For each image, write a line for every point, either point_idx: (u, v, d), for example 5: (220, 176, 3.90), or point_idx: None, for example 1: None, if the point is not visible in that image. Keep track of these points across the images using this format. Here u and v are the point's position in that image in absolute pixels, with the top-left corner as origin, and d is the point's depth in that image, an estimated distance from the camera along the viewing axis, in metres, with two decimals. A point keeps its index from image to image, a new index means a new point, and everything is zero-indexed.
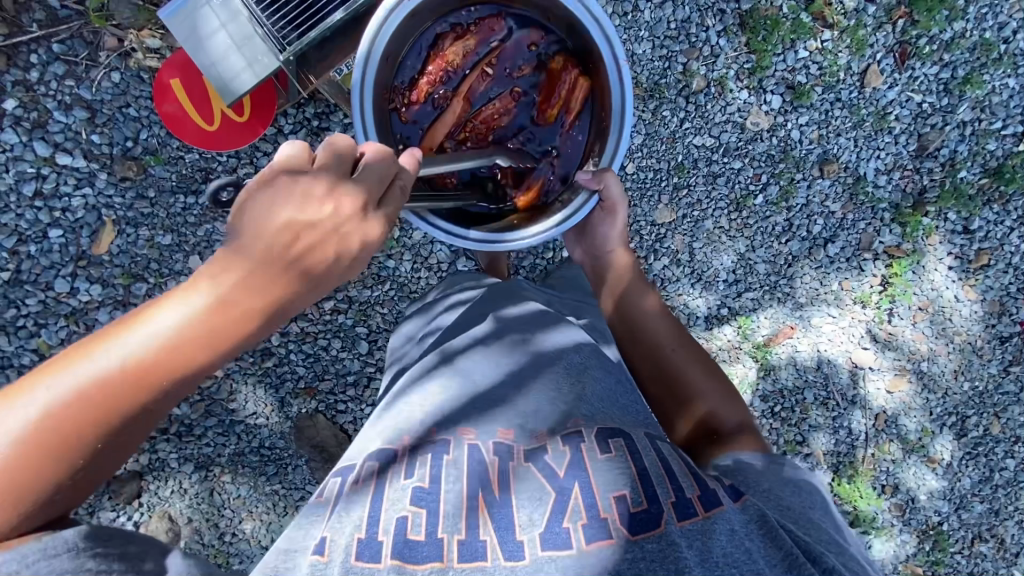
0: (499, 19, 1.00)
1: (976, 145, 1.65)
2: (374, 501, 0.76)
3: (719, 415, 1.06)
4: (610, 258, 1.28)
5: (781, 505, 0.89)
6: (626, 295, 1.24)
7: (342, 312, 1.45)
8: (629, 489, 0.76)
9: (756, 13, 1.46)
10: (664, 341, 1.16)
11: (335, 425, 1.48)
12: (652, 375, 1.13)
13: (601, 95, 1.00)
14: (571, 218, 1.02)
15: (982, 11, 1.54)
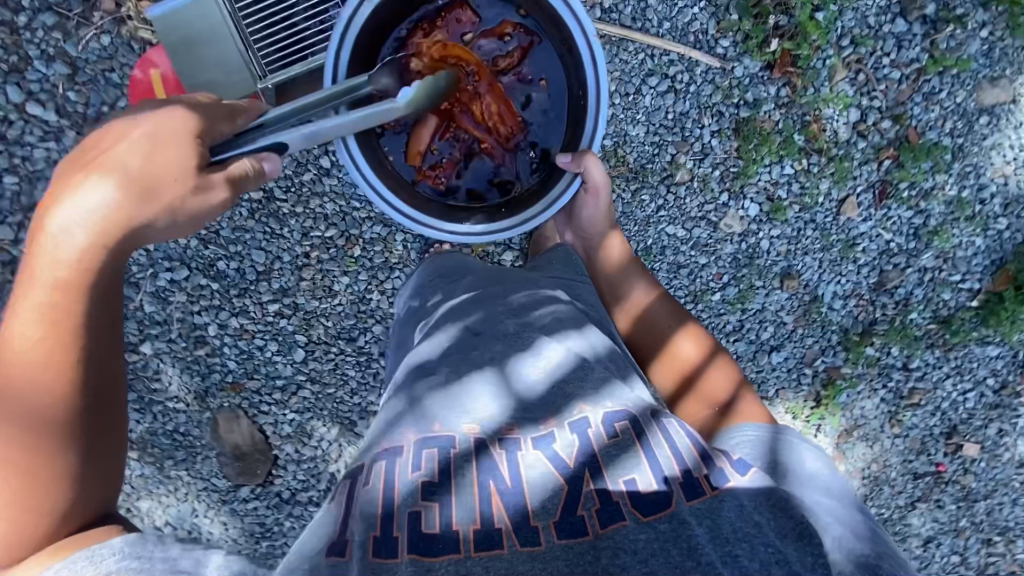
0: (465, 12, 1.10)
1: (932, 291, 1.69)
2: (383, 496, 0.74)
3: (709, 381, 1.21)
4: (603, 241, 1.37)
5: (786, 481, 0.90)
6: (621, 277, 1.36)
7: (285, 316, 1.45)
8: (638, 473, 0.76)
9: (751, 122, 1.48)
10: (655, 319, 1.30)
11: (255, 424, 1.49)
12: (651, 356, 1.28)
13: (575, 72, 1.08)
14: (558, 198, 1.10)
15: (965, 169, 1.58)
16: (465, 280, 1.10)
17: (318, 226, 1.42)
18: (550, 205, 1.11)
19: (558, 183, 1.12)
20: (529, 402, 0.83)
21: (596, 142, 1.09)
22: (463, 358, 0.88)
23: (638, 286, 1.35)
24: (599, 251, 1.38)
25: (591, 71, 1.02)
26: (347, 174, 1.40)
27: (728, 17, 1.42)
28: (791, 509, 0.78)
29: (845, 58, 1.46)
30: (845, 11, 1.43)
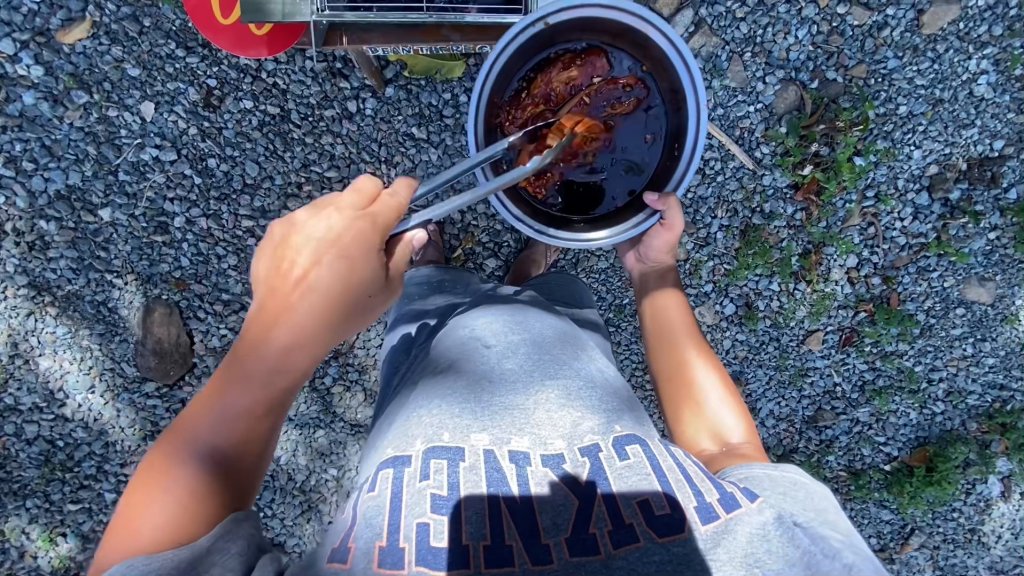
0: (600, 56, 0.97)
1: (855, 442, 1.76)
2: (391, 506, 0.73)
3: (726, 424, 1.01)
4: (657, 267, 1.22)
5: (834, 520, 0.78)
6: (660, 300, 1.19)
7: (254, 236, 1.41)
8: (651, 493, 0.75)
9: (760, 231, 1.52)
10: (687, 350, 1.11)
11: (184, 327, 1.45)
12: (672, 390, 1.08)
13: (678, 128, 0.98)
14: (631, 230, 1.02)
15: (926, 347, 1.66)
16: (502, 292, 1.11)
17: (320, 163, 1.39)
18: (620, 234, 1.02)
19: (634, 217, 1.03)
20: (532, 426, 0.81)
21: (680, 187, 0.99)
22: (483, 371, 0.87)
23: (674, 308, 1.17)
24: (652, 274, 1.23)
25: (692, 125, 0.94)
26: (369, 126, 1.38)
27: (777, 128, 1.44)
28: (837, 550, 0.74)
29: (863, 208, 1.51)
30: (880, 165, 1.47)
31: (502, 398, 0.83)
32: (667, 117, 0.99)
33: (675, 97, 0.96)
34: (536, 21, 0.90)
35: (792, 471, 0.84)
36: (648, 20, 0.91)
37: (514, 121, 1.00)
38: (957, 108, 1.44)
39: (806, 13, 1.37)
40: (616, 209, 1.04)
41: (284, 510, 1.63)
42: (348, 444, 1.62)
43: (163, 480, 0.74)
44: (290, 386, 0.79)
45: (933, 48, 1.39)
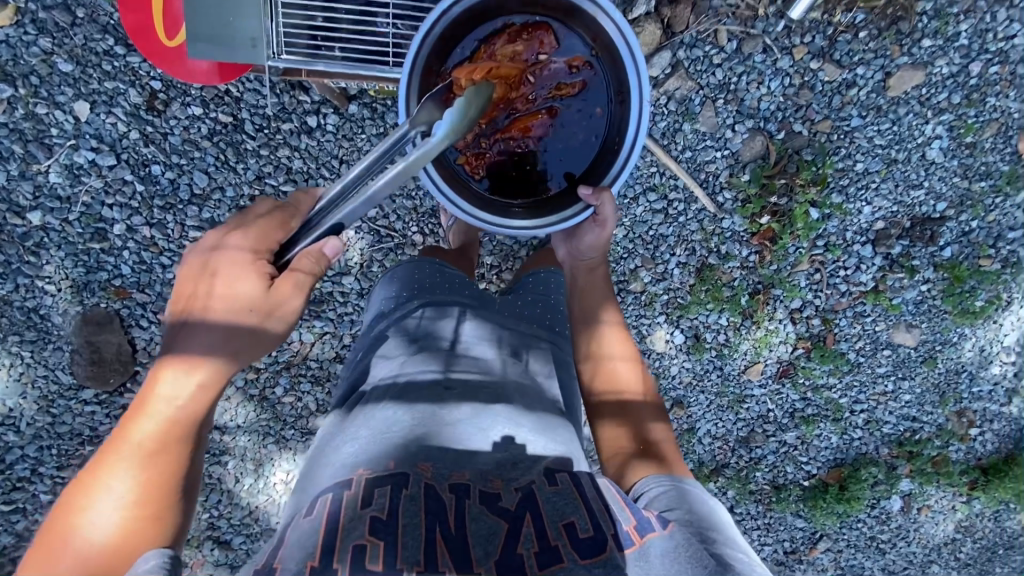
0: (548, 33, 0.91)
1: (781, 461, 1.89)
2: (328, 528, 0.75)
3: (648, 435, 1.06)
4: (591, 267, 1.14)
5: (716, 524, 0.89)
6: (596, 324, 1.14)
7: None
8: (576, 516, 0.79)
9: (714, 271, 1.57)
10: (622, 369, 1.11)
11: (126, 335, 1.39)
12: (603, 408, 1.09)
13: (620, 119, 0.92)
14: (564, 221, 0.95)
15: (852, 383, 1.78)
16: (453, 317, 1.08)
17: (276, 176, 1.32)
18: (551, 225, 0.94)
19: (570, 208, 0.95)
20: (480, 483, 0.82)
21: (617, 182, 0.94)
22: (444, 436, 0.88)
23: (634, 404, 1.09)
24: (585, 275, 1.14)
25: (635, 118, 0.89)
26: (330, 141, 1.31)
27: (741, 175, 1.46)
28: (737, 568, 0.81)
29: (813, 255, 1.57)
30: (832, 217, 1.52)
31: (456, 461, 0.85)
32: (611, 109, 0.94)
33: (619, 87, 0.91)
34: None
35: (699, 496, 0.92)
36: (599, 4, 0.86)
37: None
38: (909, 170, 1.49)
39: (781, 64, 1.37)
40: (551, 195, 0.97)
41: (230, 511, 1.64)
42: (298, 451, 1.62)
43: (80, 513, 0.79)
44: (193, 412, 0.82)
45: (895, 110, 1.42)
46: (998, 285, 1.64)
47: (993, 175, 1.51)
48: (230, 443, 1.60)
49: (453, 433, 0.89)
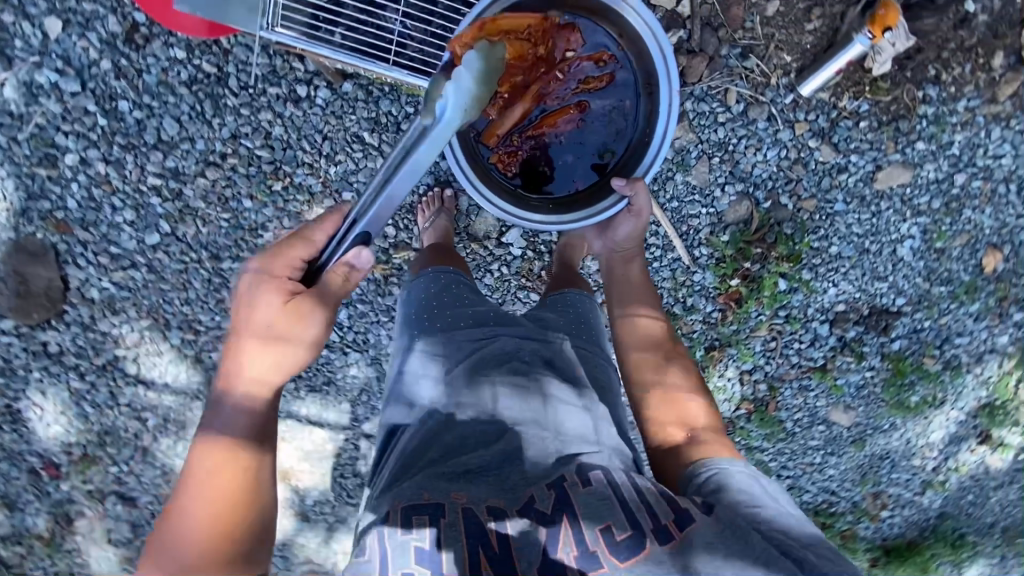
0: (574, 34, 1.05)
1: None
2: (377, 554, 0.73)
3: (695, 416, 1.00)
4: (631, 260, 1.20)
5: (785, 518, 0.79)
6: (635, 316, 1.15)
7: (159, 196, 1.29)
8: (613, 517, 0.77)
9: (676, 320, 1.58)
10: (662, 356, 1.10)
11: (59, 271, 1.34)
12: (647, 397, 1.06)
13: (649, 110, 1.10)
14: (599, 214, 1.10)
15: (783, 450, 1.83)
16: (472, 337, 1.02)
17: (252, 138, 1.26)
18: (591, 216, 1.10)
19: (603, 202, 1.11)
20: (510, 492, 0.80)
21: (648, 170, 1.09)
22: (474, 453, 0.86)
23: (679, 382, 1.06)
24: (621, 266, 1.20)
25: (665, 113, 1.04)
26: (316, 115, 1.26)
27: (720, 235, 1.47)
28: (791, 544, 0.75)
29: (772, 324, 1.60)
30: (798, 291, 1.55)
31: (485, 474, 0.83)
32: (638, 101, 1.12)
33: (647, 80, 1.09)
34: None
35: (748, 472, 0.86)
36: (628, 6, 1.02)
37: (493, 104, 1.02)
38: (878, 262, 1.53)
39: (781, 136, 1.38)
40: (585, 190, 1.15)
41: (142, 469, 1.55)
42: None
43: (175, 526, 0.86)
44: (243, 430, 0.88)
45: (877, 203, 1.46)
46: (934, 385, 1.71)
47: (953, 282, 1.57)
48: (154, 401, 1.49)
49: (483, 447, 0.86)
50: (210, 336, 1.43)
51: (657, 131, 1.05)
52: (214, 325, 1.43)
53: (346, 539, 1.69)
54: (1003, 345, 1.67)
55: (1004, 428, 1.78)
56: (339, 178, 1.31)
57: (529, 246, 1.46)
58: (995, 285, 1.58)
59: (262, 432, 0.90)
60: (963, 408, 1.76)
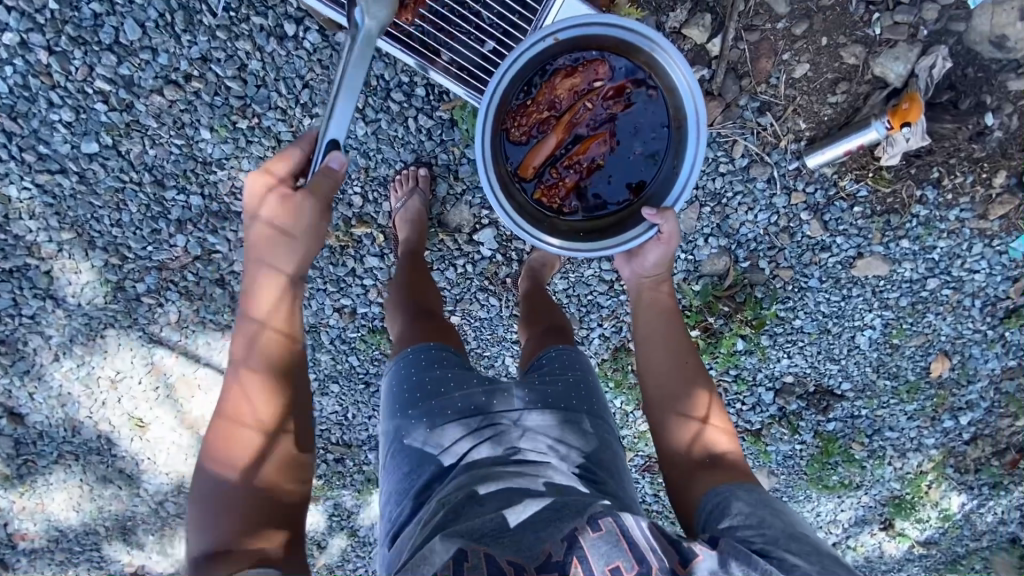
0: (605, 62, 0.88)
1: None
2: None
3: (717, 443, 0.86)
4: (659, 281, 0.98)
5: (796, 535, 0.70)
6: (656, 348, 0.95)
7: (104, 98, 1.23)
8: (622, 557, 0.62)
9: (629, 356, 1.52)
10: (684, 386, 0.91)
11: None
12: (665, 434, 0.88)
13: (677, 143, 0.88)
14: (623, 242, 0.88)
15: None
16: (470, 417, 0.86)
17: (224, 65, 1.22)
18: (612, 247, 0.88)
19: (633, 229, 0.89)
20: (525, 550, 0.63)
21: (681, 199, 0.86)
22: (475, 521, 0.68)
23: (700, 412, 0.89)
24: (650, 292, 0.98)
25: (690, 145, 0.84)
26: (298, 60, 1.22)
27: (692, 284, 1.45)
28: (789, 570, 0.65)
29: (720, 380, 1.59)
30: (752, 354, 1.54)
31: (492, 536, 0.65)
32: (668, 137, 0.90)
33: (676, 112, 0.87)
34: (547, 35, 0.83)
35: (756, 500, 0.75)
36: (653, 38, 0.83)
37: (521, 127, 0.92)
38: (835, 344, 1.53)
39: (776, 200, 1.35)
40: (621, 214, 0.91)
41: (36, 387, 1.45)
42: (136, 355, 1.44)
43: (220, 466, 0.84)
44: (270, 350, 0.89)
45: (849, 288, 1.45)
46: (856, 471, 1.73)
47: (899, 378, 1.59)
48: (61, 319, 1.38)
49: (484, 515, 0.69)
50: (138, 265, 1.35)
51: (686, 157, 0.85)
52: (144, 255, 1.35)
53: None
54: (928, 447, 1.70)
55: (907, 521, 1.80)
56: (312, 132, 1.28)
57: (500, 249, 1.38)
58: (935, 390, 1.61)
59: (285, 348, 0.89)
60: (875, 495, 1.78)
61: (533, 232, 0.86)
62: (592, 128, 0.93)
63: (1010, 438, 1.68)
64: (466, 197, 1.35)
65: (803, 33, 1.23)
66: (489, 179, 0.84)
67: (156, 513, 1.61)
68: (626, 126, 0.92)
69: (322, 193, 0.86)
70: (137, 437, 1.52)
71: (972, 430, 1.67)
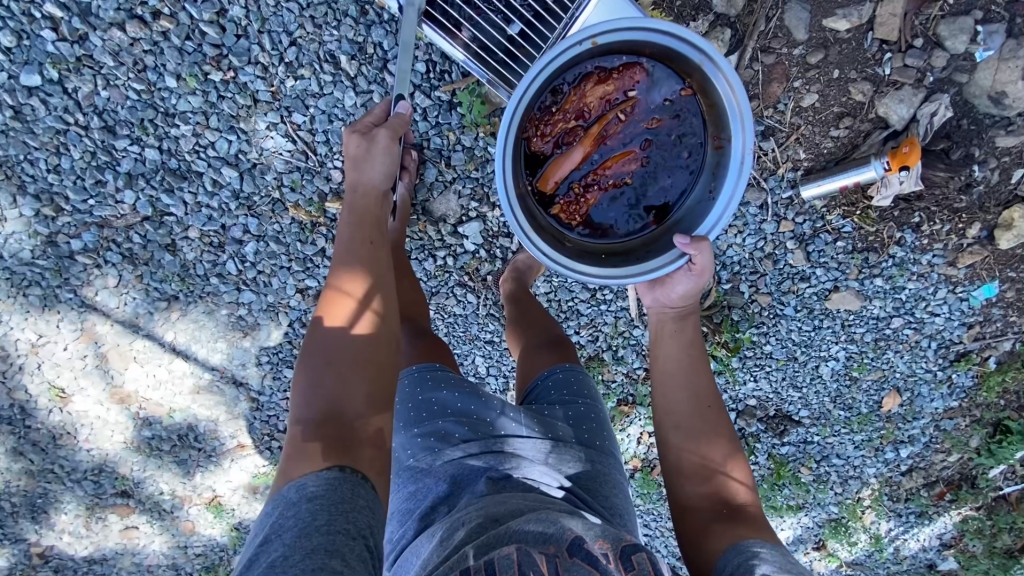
0: (640, 69, 0.84)
1: None
2: None
3: (733, 495, 0.84)
4: (684, 316, 0.93)
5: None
6: (674, 392, 0.90)
7: (55, 27, 1.09)
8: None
9: (601, 366, 1.49)
10: (700, 434, 0.88)
11: None
12: (679, 485, 0.86)
13: (715, 163, 0.85)
14: (655, 271, 0.83)
15: None
16: (475, 433, 0.85)
17: (201, 7, 1.09)
18: (643, 274, 0.83)
19: (662, 257, 0.84)
20: (554, 537, 0.63)
21: (715, 230, 0.82)
22: (506, 522, 0.68)
23: (717, 460, 0.86)
24: (674, 328, 0.93)
25: (735, 167, 0.80)
26: (287, 14, 1.11)
27: None
28: None
29: None
30: (720, 374, 1.55)
31: (521, 528, 0.65)
32: (704, 156, 0.86)
33: (716, 132, 0.84)
34: (586, 38, 0.77)
35: (779, 559, 0.72)
36: (705, 50, 0.78)
37: (545, 137, 0.87)
38: (800, 372, 1.56)
39: (764, 226, 1.36)
40: (646, 237, 0.88)
41: None
42: (62, 318, 1.28)
43: (307, 388, 0.73)
44: (364, 274, 0.81)
45: (821, 319, 1.47)
46: (801, 493, 1.74)
47: (852, 410, 1.62)
48: None
49: (511, 516, 0.69)
50: (76, 219, 1.21)
51: (724, 189, 0.81)
52: (83, 208, 1.20)
53: (175, 483, 1.48)
54: (868, 476, 1.71)
55: (840, 542, 1.81)
56: (294, 95, 1.16)
57: (485, 245, 1.32)
58: (883, 423, 1.63)
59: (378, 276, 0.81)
60: (814, 517, 1.78)
61: (558, 260, 0.80)
62: (622, 142, 0.88)
63: (940, 471, 1.68)
64: (456, 186, 1.27)
65: (817, 63, 1.23)
66: (508, 193, 0.77)
67: (70, 493, 1.45)
68: (658, 142, 0.88)
69: (397, 124, 0.91)
70: (56, 408, 1.36)
71: (909, 461, 1.67)
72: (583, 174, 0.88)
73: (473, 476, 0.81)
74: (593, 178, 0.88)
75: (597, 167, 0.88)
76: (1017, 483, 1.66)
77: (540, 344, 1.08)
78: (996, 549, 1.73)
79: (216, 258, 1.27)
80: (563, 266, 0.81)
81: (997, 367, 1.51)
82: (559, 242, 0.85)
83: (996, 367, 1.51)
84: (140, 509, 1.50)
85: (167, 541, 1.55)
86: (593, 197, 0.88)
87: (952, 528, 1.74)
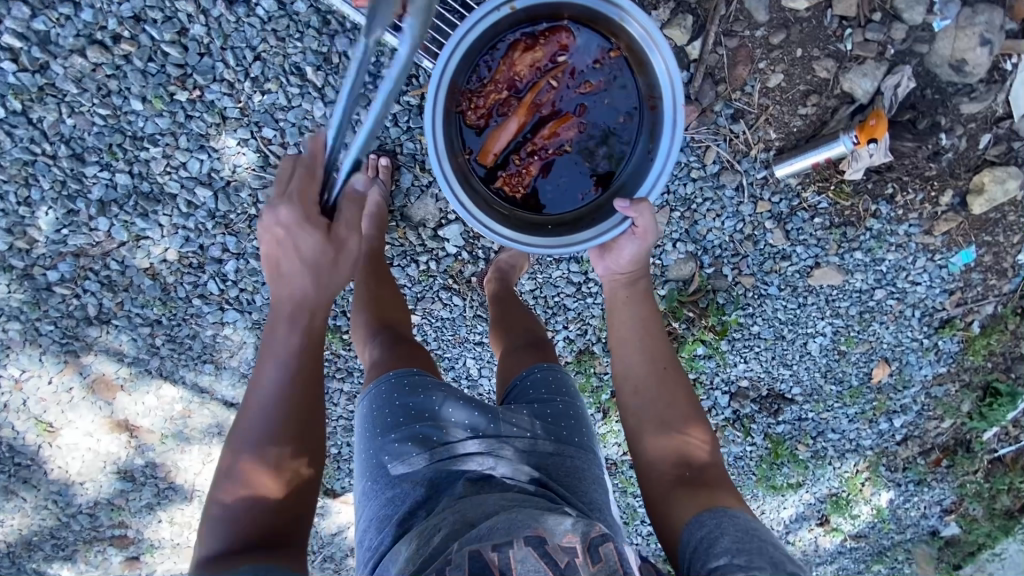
0: (569, 33, 0.85)
1: None
2: None
3: (694, 458, 0.83)
4: (636, 281, 0.92)
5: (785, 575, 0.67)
6: (631, 359, 0.90)
7: (15, 57, 1.08)
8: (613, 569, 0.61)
9: (592, 359, 1.49)
10: (659, 400, 0.87)
11: None
12: (643, 454, 0.85)
13: (652, 122, 0.85)
14: (595, 236, 0.85)
15: None
16: (447, 435, 0.85)
17: (161, 27, 1.09)
18: (585, 243, 0.85)
19: (603, 225, 0.86)
20: (513, 533, 0.65)
21: (654, 191, 0.83)
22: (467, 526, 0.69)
23: (677, 424, 0.86)
24: (627, 294, 0.92)
25: (667, 122, 0.81)
26: (249, 28, 1.11)
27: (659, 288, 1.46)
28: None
29: None
30: (711, 358, 1.56)
31: (481, 528, 0.66)
32: (641, 118, 0.87)
33: (648, 91, 0.85)
34: (502, 3, 0.79)
35: (736, 526, 0.73)
36: (621, 6, 0.80)
37: (478, 109, 0.88)
38: (789, 350, 1.57)
39: (742, 208, 1.37)
40: (591, 206, 0.89)
41: None
42: (44, 351, 1.26)
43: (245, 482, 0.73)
44: (299, 366, 0.75)
45: (805, 296, 1.48)
46: (801, 471, 1.75)
47: (844, 384, 1.63)
48: None
49: (476, 518, 0.70)
50: (50, 250, 1.19)
51: (661, 145, 0.82)
52: (57, 238, 1.19)
53: (173, 510, 1.46)
54: (864, 448, 1.72)
55: (842, 516, 1.82)
56: (262, 110, 1.16)
57: (467, 247, 1.31)
58: (875, 395, 1.64)
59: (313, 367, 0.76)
60: (816, 492, 1.78)
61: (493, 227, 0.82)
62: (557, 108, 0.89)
63: (935, 438, 1.70)
64: (432, 190, 1.27)
65: (779, 43, 1.25)
66: (441, 165, 0.80)
67: (67, 528, 1.43)
68: (594, 106, 0.89)
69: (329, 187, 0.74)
70: (45, 443, 1.34)
71: (903, 430, 1.69)
72: (522, 144, 0.89)
73: (444, 478, 0.82)
74: (534, 149, 0.89)
75: (534, 135, 0.89)
76: (1011, 444, 1.68)
77: (519, 346, 1.08)
78: (996, 511, 1.76)
79: (196, 280, 1.26)
80: (504, 234, 0.83)
81: (981, 331, 1.53)
82: (503, 214, 0.87)
83: (981, 331, 1.53)
84: (139, 539, 1.48)
85: (169, 569, 1.54)
86: (534, 165, 0.89)
87: (951, 493, 1.76)
